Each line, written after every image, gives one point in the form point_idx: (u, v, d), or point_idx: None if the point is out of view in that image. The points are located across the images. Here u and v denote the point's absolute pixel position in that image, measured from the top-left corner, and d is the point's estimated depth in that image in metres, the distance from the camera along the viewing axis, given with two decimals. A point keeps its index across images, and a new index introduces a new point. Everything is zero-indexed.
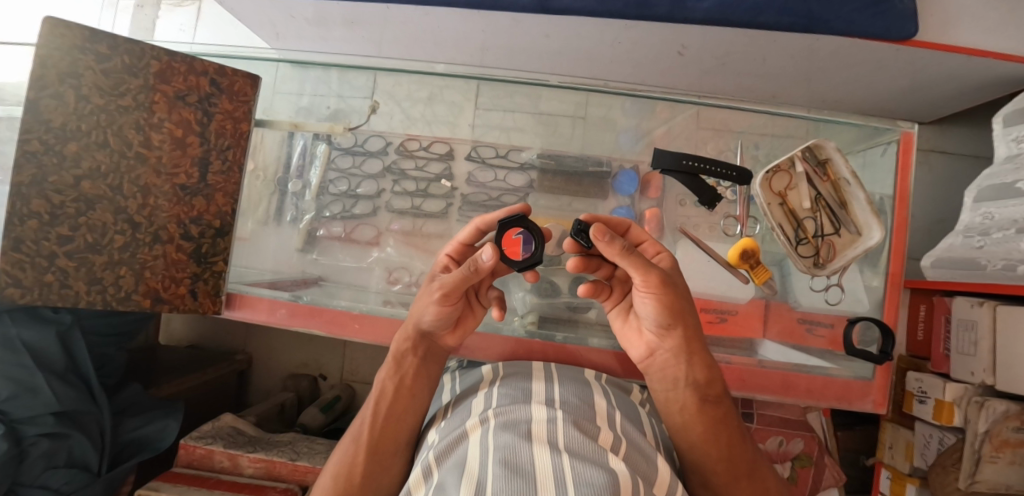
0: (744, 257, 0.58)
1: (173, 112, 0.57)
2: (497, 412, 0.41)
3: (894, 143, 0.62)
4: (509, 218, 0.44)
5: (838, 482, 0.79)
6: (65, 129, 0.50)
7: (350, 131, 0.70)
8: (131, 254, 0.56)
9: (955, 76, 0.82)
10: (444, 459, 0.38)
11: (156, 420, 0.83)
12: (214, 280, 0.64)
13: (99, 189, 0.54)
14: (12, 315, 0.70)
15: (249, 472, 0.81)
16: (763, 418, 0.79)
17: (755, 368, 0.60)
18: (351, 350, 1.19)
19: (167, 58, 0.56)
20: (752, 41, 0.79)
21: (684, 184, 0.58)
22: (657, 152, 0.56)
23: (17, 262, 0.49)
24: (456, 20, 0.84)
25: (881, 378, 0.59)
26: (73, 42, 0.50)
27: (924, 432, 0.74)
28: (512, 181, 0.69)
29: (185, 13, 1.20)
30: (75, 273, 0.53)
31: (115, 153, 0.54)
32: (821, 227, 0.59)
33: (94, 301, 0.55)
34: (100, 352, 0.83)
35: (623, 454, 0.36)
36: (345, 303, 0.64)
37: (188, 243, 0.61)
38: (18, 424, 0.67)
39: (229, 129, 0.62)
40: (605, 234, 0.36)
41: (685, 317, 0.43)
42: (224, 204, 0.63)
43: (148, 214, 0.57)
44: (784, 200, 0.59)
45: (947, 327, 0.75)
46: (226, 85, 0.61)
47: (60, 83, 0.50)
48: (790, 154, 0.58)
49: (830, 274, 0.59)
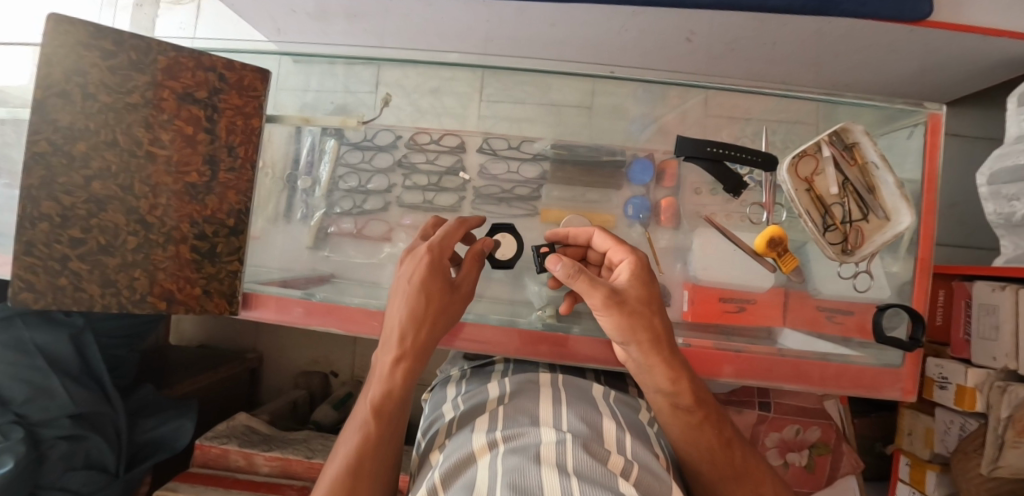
0: (772, 245, 0.56)
1: (182, 108, 0.52)
2: (506, 436, 0.41)
3: (921, 124, 0.58)
4: (499, 223, 0.61)
5: (855, 469, 0.82)
6: (73, 129, 0.47)
7: (363, 124, 0.68)
8: (145, 255, 0.52)
9: (970, 55, 0.80)
10: (450, 482, 0.37)
11: (172, 420, 0.87)
12: (229, 280, 0.58)
13: (109, 189, 0.50)
14: (28, 319, 0.75)
15: (264, 470, 0.82)
16: (781, 407, 0.81)
17: (776, 358, 0.58)
18: (361, 346, 1.19)
19: (173, 53, 0.51)
20: (763, 24, 0.77)
21: (709, 171, 0.57)
22: (678, 139, 0.55)
23: (28, 266, 0.47)
24: (460, 9, 0.83)
25: (910, 367, 0.57)
26: (77, 38, 0.46)
27: (945, 418, 0.73)
28: (525, 173, 0.68)
29: (183, 11, 1.19)
30: (88, 276, 0.50)
31: (125, 152, 0.50)
32: (849, 213, 0.56)
33: (109, 305, 0.51)
34: (112, 354, 0.86)
35: (634, 478, 0.36)
36: (358, 300, 0.62)
37: (200, 243, 0.55)
38: (36, 426, 0.72)
39: (240, 125, 0.56)
40: (559, 261, 0.43)
41: (641, 329, 0.44)
42: (235, 200, 0.57)
43: (160, 214, 0.53)
44: (811, 186, 0.56)
45: (967, 311, 0.73)
46: (237, 80, 0.55)
47: (67, 82, 0.46)
48: (817, 137, 0.55)
49: (860, 261, 0.56)
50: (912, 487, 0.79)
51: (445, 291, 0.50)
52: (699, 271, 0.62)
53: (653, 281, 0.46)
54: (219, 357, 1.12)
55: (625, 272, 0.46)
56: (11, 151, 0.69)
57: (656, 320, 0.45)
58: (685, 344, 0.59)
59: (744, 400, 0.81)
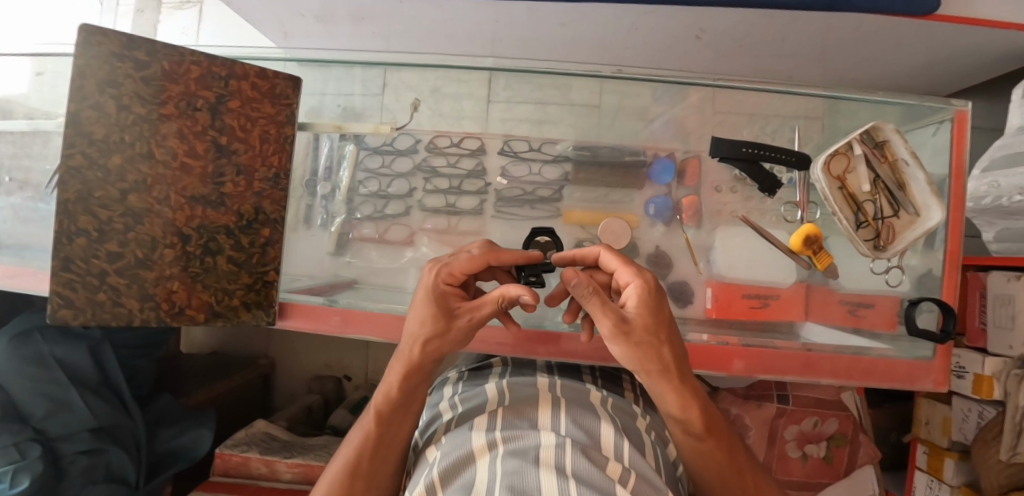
0: (807, 242, 0.56)
1: (216, 119, 0.52)
2: (505, 437, 0.41)
3: (948, 121, 0.58)
4: (538, 227, 0.58)
5: (873, 458, 0.85)
6: (108, 141, 0.47)
7: (397, 130, 0.69)
8: (183, 268, 0.52)
9: (978, 47, 0.80)
10: (450, 480, 0.37)
11: (190, 430, 0.86)
12: (266, 290, 0.58)
13: (145, 202, 0.49)
14: (47, 334, 0.76)
15: (286, 477, 0.82)
16: (799, 400, 0.82)
17: (801, 353, 0.57)
18: (374, 349, 1.18)
19: (207, 61, 0.51)
20: (775, 21, 0.77)
21: (745, 171, 0.61)
22: (716, 140, 0.59)
23: (66, 282, 0.47)
24: (470, 10, 0.83)
25: (941, 357, 0.56)
26: (111, 49, 0.46)
27: (962, 406, 0.75)
28: (546, 175, 0.68)
29: (186, 16, 1.17)
30: (126, 290, 0.49)
31: (160, 164, 0.49)
32: (881, 210, 0.56)
33: (148, 319, 0.51)
34: (130, 364, 0.87)
35: (631, 487, 0.35)
36: (377, 305, 0.59)
37: (237, 254, 0.55)
38: (56, 442, 0.72)
39: (273, 134, 0.56)
40: (576, 275, 0.38)
41: (649, 357, 0.42)
42: (272, 211, 0.57)
43: (197, 225, 0.52)
44: (843, 184, 0.56)
45: (982, 302, 0.73)
46: (269, 88, 0.55)
47: (100, 94, 0.46)
48: (848, 136, 0.56)
49: (891, 258, 0.56)
50: (930, 475, 0.81)
51: (442, 319, 0.46)
52: (724, 269, 0.62)
53: (662, 310, 0.42)
54: (231, 365, 1.12)
55: (632, 298, 0.42)
56: (25, 163, 0.68)
57: (664, 349, 0.42)
58: (718, 342, 0.58)
59: (762, 394, 0.83)
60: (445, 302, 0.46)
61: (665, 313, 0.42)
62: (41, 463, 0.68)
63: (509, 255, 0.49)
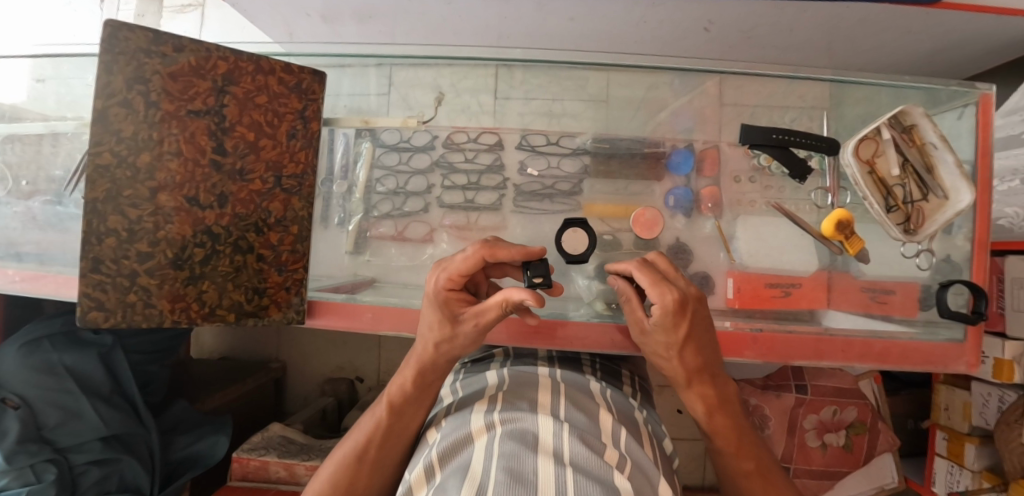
0: (839, 228, 0.57)
1: (244, 114, 0.51)
2: (504, 418, 0.40)
3: (972, 105, 0.58)
4: (569, 217, 0.60)
5: (893, 446, 0.84)
6: (137, 139, 0.46)
7: (423, 124, 0.68)
8: (212, 267, 0.51)
9: (987, 35, 0.81)
10: (447, 460, 0.37)
11: (207, 436, 0.87)
12: (295, 288, 0.56)
13: (175, 201, 0.49)
14: (55, 342, 0.75)
15: (305, 480, 0.81)
16: (818, 389, 0.82)
17: (824, 337, 0.57)
18: (385, 349, 1.17)
19: (233, 57, 0.50)
20: (785, 12, 0.77)
21: (776, 158, 0.60)
22: (747, 128, 0.59)
23: (96, 283, 0.46)
24: (479, 6, 0.83)
25: (972, 339, 0.56)
26: (138, 45, 0.45)
27: (981, 391, 0.76)
28: (565, 168, 0.68)
29: (187, 20, 1.16)
30: (157, 291, 0.49)
31: (189, 161, 0.49)
32: (909, 194, 0.57)
33: (179, 319, 0.50)
34: (144, 370, 0.86)
35: (629, 472, 0.35)
36: (399, 299, 0.59)
37: (268, 252, 0.54)
38: (67, 452, 0.71)
39: (300, 130, 0.55)
40: (513, 292, 0.42)
41: (669, 361, 0.49)
42: (299, 207, 0.56)
43: (226, 224, 0.52)
44: (873, 168, 0.57)
45: (999, 286, 0.73)
46: (295, 83, 0.54)
47: (129, 90, 0.45)
48: (876, 121, 0.56)
49: (923, 241, 0.57)
50: (950, 460, 0.82)
51: (445, 324, 0.47)
52: (746, 258, 0.62)
53: (675, 330, 0.45)
54: (245, 369, 1.11)
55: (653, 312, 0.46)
56: (38, 167, 0.66)
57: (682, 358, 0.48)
58: (753, 330, 0.57)
59: (781, 385, 0.83)
60: (447, 308, 0.47)
61: (679, 336, 0.46)
62: (54, 488, 0.66)
63: (507, 251, 0.46)
